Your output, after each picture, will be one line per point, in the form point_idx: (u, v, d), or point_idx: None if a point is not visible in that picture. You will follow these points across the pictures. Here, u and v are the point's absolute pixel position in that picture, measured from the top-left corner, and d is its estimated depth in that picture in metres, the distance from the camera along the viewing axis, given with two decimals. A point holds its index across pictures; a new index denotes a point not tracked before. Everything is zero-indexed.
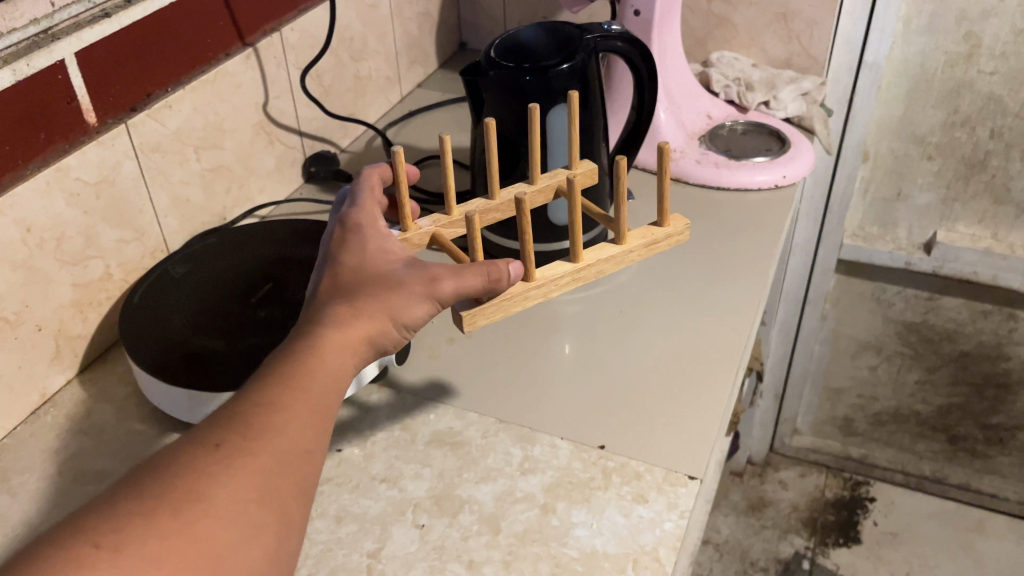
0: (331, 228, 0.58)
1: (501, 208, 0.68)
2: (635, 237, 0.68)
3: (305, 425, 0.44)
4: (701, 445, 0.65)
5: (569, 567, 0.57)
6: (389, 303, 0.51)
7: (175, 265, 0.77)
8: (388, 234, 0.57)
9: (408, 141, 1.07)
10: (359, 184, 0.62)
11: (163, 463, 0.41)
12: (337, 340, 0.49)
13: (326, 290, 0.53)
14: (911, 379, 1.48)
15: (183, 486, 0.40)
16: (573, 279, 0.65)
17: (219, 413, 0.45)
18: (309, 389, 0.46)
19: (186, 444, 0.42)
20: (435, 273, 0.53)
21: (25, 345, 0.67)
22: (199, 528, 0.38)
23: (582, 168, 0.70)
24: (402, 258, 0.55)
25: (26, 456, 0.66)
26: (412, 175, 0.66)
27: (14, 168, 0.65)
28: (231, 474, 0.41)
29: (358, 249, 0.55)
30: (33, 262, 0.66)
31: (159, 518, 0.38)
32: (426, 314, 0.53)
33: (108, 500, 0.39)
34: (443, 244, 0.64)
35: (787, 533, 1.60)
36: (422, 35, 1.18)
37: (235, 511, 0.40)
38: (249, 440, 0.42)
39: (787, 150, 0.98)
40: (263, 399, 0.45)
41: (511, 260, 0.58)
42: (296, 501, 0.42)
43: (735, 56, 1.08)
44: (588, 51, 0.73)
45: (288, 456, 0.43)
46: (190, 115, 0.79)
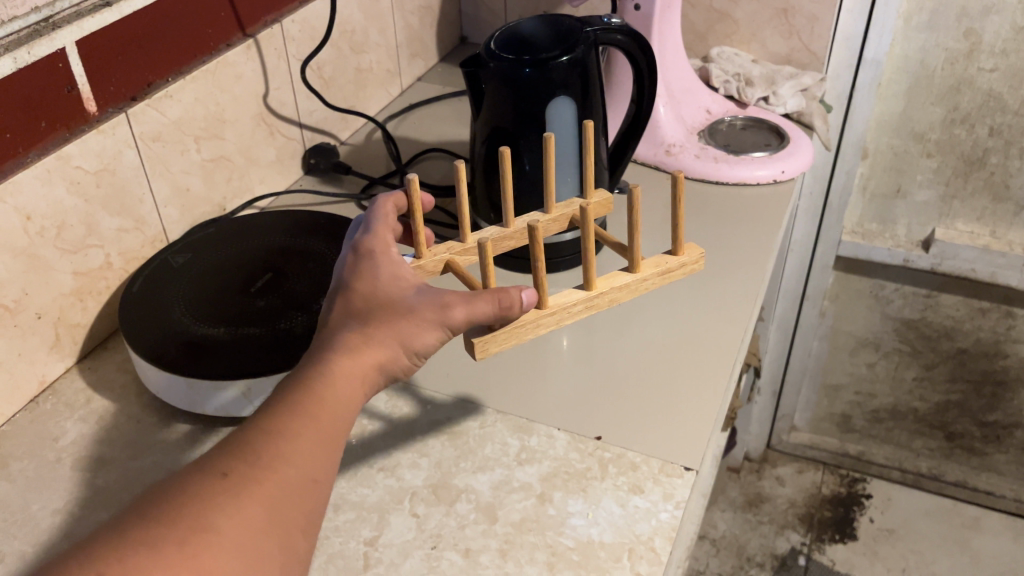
0: (344, 255, 0.57)
1: (514, 236, 0.68)
2: (649, 266, 0.67)
3: (313, 454, 0.45)
4: (698, 437, 0.65)
5: (564, 556, 0.57)
6: (400, 331, 0.51)
7: (175, 254, 0.77)
8: (401, 262, 0.55)
9: (409, 134, 1.07)
10: (373, 210, 0.60)
11: (173, 490, 0.43)
12: (347, 368, 0.49)
13: (338, 316, 0.52)
14: (909, 376, 1.49)
15: (191, 516, 0.41)
16: (585, 307, 0.64)
17: (229, 439, 0.46)
18: (320, 416, 0.46)
19: (195, 472, 0.44)
20: (446, 300, 0.52)
21: (25, 332, 0.68)
22: (206, 558, 0.40)
23: (597, 198, 0.70)
24: (414, 284, 0.54)
25: (24, 443, 0.67)
26: (428, 203, 0.65)
27: (14, 156, 0.65)
28: (238, 503, 0.42)
29: (370, 274, 0.54)
30: (34, 250, 0.67)
31: (167, 547, 0.39)
32: (437, 340, 0.52)
33: (119, 527, 0.40)
34: (456, 271, 0.63)
35: (784, 529, 1.60)
36: (423, 28, 1.18)
37: (242, 544, 0.41)
38: (256, 469, 0.44)
39: (786, 145, 0.98)
40: (271, 426, 0.46)
41: (524, 287, 0.57)
42: (302, 532, 0.44)
43: (735, 51, 1.08)
44: (587, 44, 0.73)
45: (295, 488, 0.44)
46: (191, 105, 0.80)
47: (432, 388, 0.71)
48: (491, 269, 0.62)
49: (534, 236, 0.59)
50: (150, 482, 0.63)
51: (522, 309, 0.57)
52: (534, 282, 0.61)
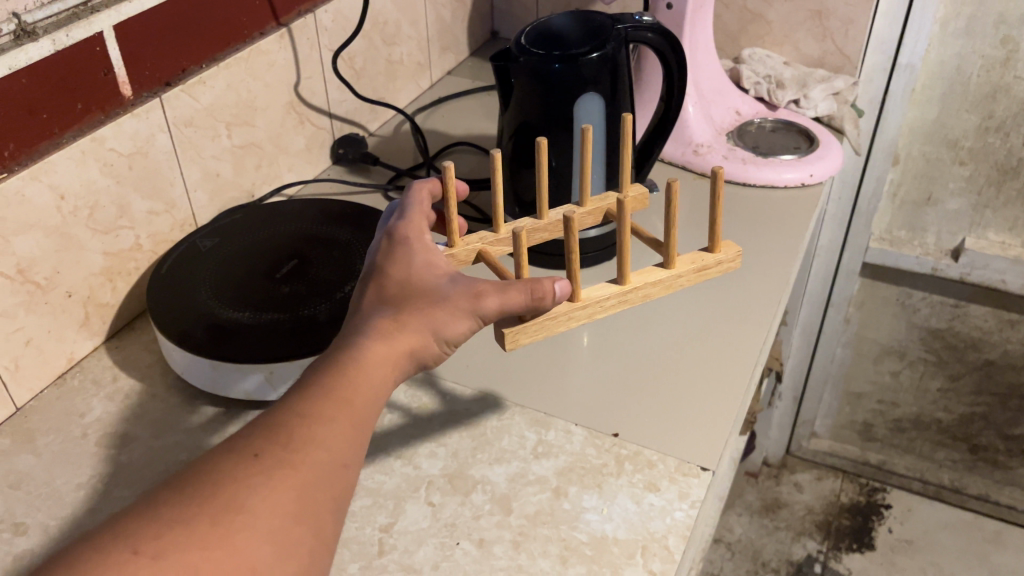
0: (377, 240, 0.57)
1: (548, 229, 0.67)
2: (685, 262, 0.66)
3: (345, 437, 0.46)
4: (716, 438, 0.65)
5: (578, 550, 0.57)
6: (432, 318, 0.51)
7: (204, 238, 0.78)
8: (434, 249, 0.55)
9: (437, 127, 1.08)
10: (407, 199, 0.60)
11: (207, 471, 0.43)
12: (378, 352, 0.49)
13: (371, 300, 0.53)
14: (933, 386, 1.47)
15: (224, 496, 0.41)
16: (618, 301, 0.63)
17: (262, 421, 0.46)
18: (351, 401, 0.47)
19: (229, 452, 0.44)
20: (479, 289, 0.52)
21: (56, 310, 0.69)
22: (237, 538, 0.40)
23: (634, 190, 0.67)
24: (447, 273, 0.54)
25: (51, 418, 0.68)
26: (462, 191, 0.64)
27: (50, 136, 0.66)
28: (271, 485, 0.42)
29: (405, 262, 0.54)
30: (66, 229, 0.68)
31: (199, 526, 0.40)
32: (468, 329, 0.52)
33: (153, 507, 0.41)
34: (488, 261, 0.63)
35: (801, 535, 1.59)
36: (454, 21, 1.19)
37: (274, 525, 0.41)
38: (288, 451, 0.44)
39: (816, 149, 0.97)
40: (303, 410, 0.46)
41: (557, 278, 0.56)
42: (332, 515, 0.44)
43: (767, 53, 1.07)
44: (618, 41, 0.73)
45: (326, 470, 0.44)
46: (224, 91, 0.81)
47: (452, 380, 0.72)
48: (524, 259, 0.61)
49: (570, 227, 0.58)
50: (172, 462, 0.64)
51: (556, 301, 0.56)
52: (567, 275, 0.60)
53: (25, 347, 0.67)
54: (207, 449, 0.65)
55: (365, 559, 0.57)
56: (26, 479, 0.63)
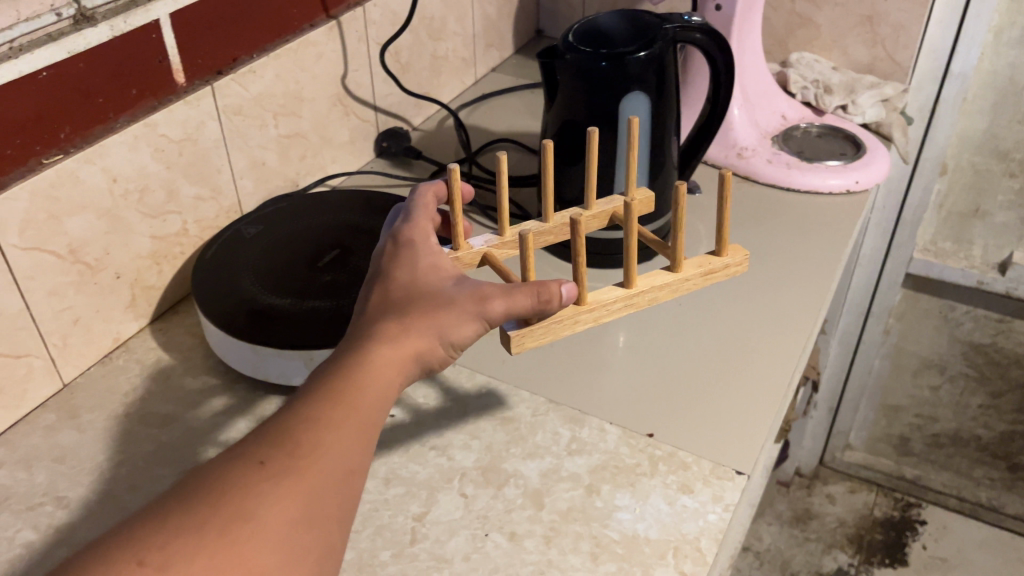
0: (383, 243, 0.57)
1: (554, 232, 0.66)
2: (691, 266, 0.65)
3: (350, 444, 0.44)
4: (753, 442, 0.64)
5: (609, 548, 0.57)
6: (437, 321, 0.49)
7: (248, 225, 0.79)
8: (440, 252, 0.55)
9: (480, 123, 1.08)
10: (412, 202, 0.61)
11: (210, 478, 0.42)
12: (382, 357, 0.47)
13: (376, 304, 0.51)
14: (973, 402, 1.44)
15: (228, 504, 0.41)
16: (625, 305, 0.62)
17: (266, 426, 0.45)
18: (356, 408, 0.45)
19: (233, 460, 0.43)
20: (486, 292, 0.51)
21: (104, 290, 0.70)
22: (244, 550, 0.39)
23: (639, 194, 0.67)
24: (455, 277, 0.53)
25: (96, 396, 0.69)
26: (468, 193, 0.64)
27: (105, 121, 0.68)
28: (277, 493, 0.41)
29: (410, 266, 0.53)
30: (117, 211, 0.69)
31: (205, 538, 0.39)
32: (475, 333, 0.51)
33: (156, 516, 0.40)
34: (492, 263, 0.62)
35: (832, 548, 1.57)
36: (500, 19, 1.19)
37: (279, 534, 0.40)
38: (294, 460, 0.43)
39: (862, 155, 0.96)
40: (309, 414, 0.45)
41: (564, 281, 0.54)
42: (338, 522, 0.43)
43: (816, 58, 1.06)
44: (666, 41, 0.72)
45: (333, 478, 0.43)
46: (273, 81, 0.82)
47: (488, 374, 0.72)
48: (529, 261, 0.60)
49: (576, 228, 0.58)
50: (210, 444, 0.65)
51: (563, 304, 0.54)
52: (574, 277, 0.60)
53: (73, 326, 0.69)
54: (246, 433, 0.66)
55: (397, 546, 0.58)
56: (69, 455, 0.64)
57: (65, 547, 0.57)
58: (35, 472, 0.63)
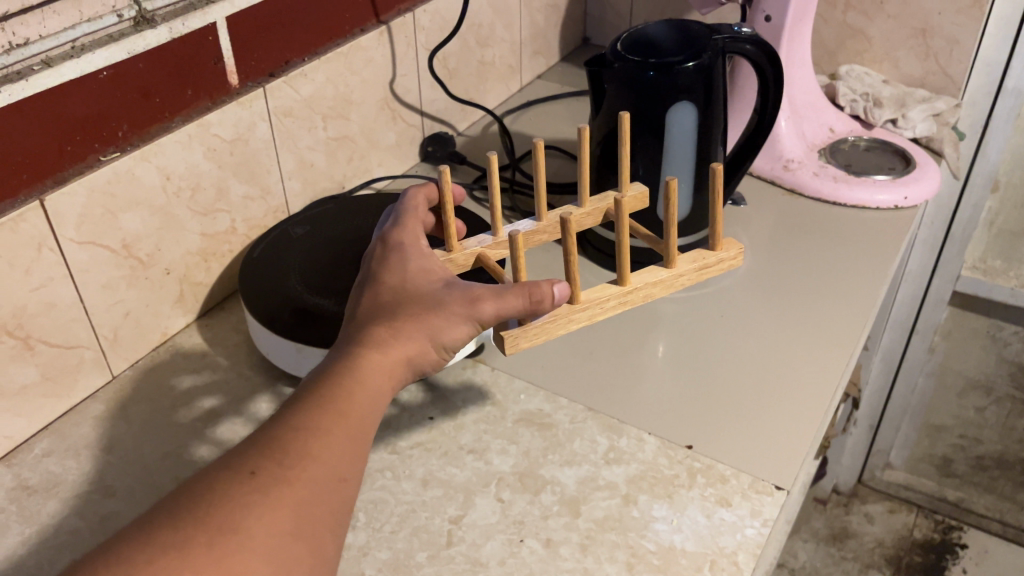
0: (372, 246, 0.59)
1: (547, 231, 0.68)
2: (686, 262, 0.66)
3: (343, 449, 0.45)
4: (792, 458, 0.63)
5: (645, 558, 0.57)
6: (429, 324, 0.51)
7: (295, 225, 0.81)
8: (430, 256, 0.57)
9: (524, 130, 1.09)
10: (402, 204, 0.62)
11: (200, 490, 0.42)
12: (376, 361, 0.49)
13: (368, 308, 0.53)
14: (1020, 425, 1.41)
15: (219, 516, 0.40)
16: (618, 303, 0.63)
17: (256, 436, 0.45)
18: (348, 412, 0.46)
19: (222, 471, 0.43)
20: (476, 294, 0.52)
21: (154, 285, 0.72)
22: (235, 560, 0.39)
23: (632, 191, 0.68)
24: (444, 279, 0.55)
25: (143, 389, 0.71)
26: (458, 195, 0.65)
27: (161, 120, 0.70)
28: (267, 503, 0.41)
29: (399, 268, 0.55)
30: (169, 208, 0.71)
31: (195, 550, 0.39)
32: (467, 334, 0.52)
33: (145, 529, 0.40)
34: (486, 263, 0.64)
35: (869, 568, 1.55)
36: (547, 26, 1.20)
37: (270, 545, 0.40)
38: (285, 468, 0.43)
39: (912, 170, 0.95)
40: (300, 422, 0.45)
41: (556, 281, 0.56)
42: (329, 531, 0.43)
43: (866, 70, 1.05)
44: (715, 51, 0.72)
45: (324, 485, 0.43)
46: (323, 84, 0.83)
47: (526, 380, 0.72)
48: (521, 261, 0.61)
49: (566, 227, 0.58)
50: None
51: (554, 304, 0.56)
52: (566, 277, 0.61)
53: (124, 319, 0.71)
54: None
55: (433, 548, 0.58)
56: (117, 446, 0.66)
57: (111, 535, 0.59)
58: (84, 461, 0.65)
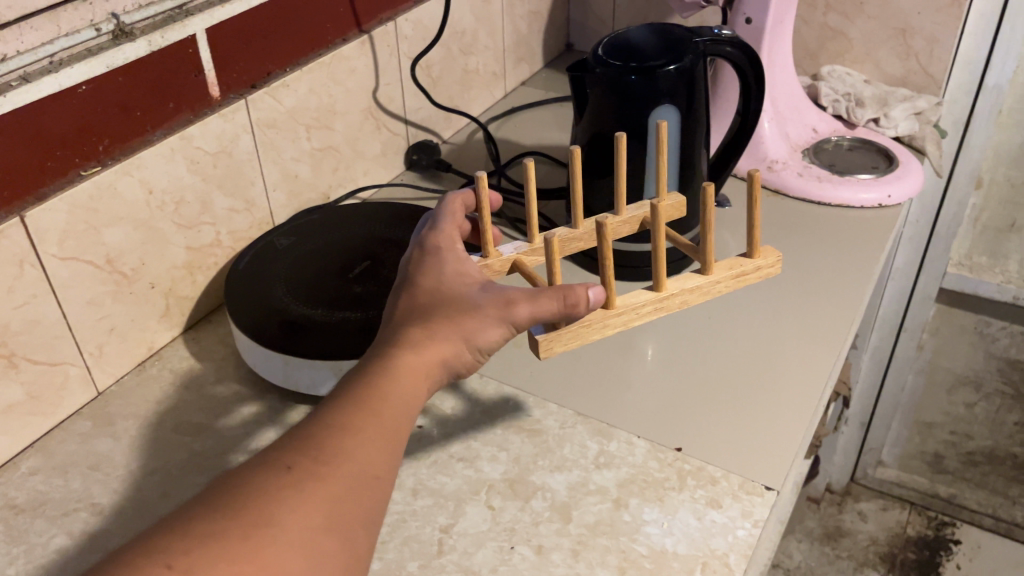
0: (410, 250, 0.58)
1: (583, 237, 0.67)
2: (722, 269, 0.65)
3: (377, 451, 0.45)
4: (783, 457, 0.64)
5: (637, 562, 0.57)
6: (463, 327, 0.50)
7: (280, 237, 0.80)
8: (465, 260, 0.57)
9: (509, 136, 1.09)
10: (440, 208, 0.62)
11: (237, 484, 0.42)
12: (410, 362, 0.48)
13: (403, 311, 0.53)
14: (1009, 420, 1.42)
15: (255, 510, 0.41)
16: (654, 309, 0.63)
17: (293, 434, 0.45)
18: (383, 413, 0.46)
19: (259, 467, 0.43)
20: (511, 296, 0.52)
21: (139, 300, 0.72)
22: (268, 554, 0.39)
23: (670, 200, 0.67)
24: (480, 282, 0.54)
25: (129, 404, 0.70)
26: (496, 201, 0.65)
27: (142, 133, 0.69)
28: (302, 499, 0.42)
29: (435, 273, 0.55)
30: (153, 222, 0.71)
31: (229, 542, 0.39)
32: (501, 337, 0.51)
33: (184, 520, 0.40)
34: (521, 269, 0.63)
35: (863, 566, 1.55)
36: (530, 33, 1.20)
37: (304, 541, 0.40)
38: (320, 464, 0.43)
39: (895, 169, 0.95)
40: (335, 421, 0.45)
41: (592, 285, 0.54)
42: (363, 529, 0.43)
43: (848, 71, 1.06)
44: (696, 54, 0.73)
45: (358, 483, 0.43)
46: (306, 95, 0.83)
47: (516, 387, 0.72)
48: (556, 265, 0.62)
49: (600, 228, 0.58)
50: (240, 455, 0.66)
51: (590, 308, 0.54)
52: (602, 281, 0.61)
53: (109, 334, 0.70)
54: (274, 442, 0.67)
55: (425, 558, 0.58)
56: (104, 462, 0.65)
57: (99, 552, 0.58)
58: (70, 479, 0.64)
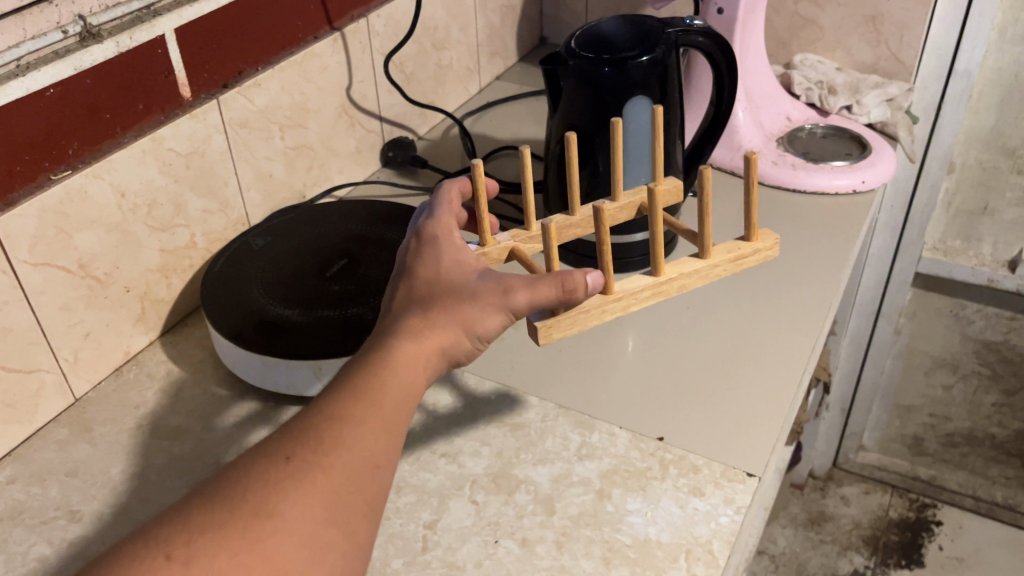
0: (408, 239, 0.58)
1: (581, 224, 0.67)
2: (721, 252, 0.66)
3: (376, 441, 0.45)
4: (765, 443, 0.64)
5: (621, 552, 0.57)
6: (461, 315, 0.50)
7: (255, 237, 0.80)
8: (464, 248, 0.56)
9: (485, 131, 1.09)
10: (437, 197, 0.61)
11: (236, 475, 0.43)
12: (408, 352, 0.48)
13: (402, 300, 0.52)
14: (987, 401, 1.43)
15: (254, 502, 0.41)
16: (653, 293, 0.63)
17: (292, 424, 0.46)
18: (383, 402, 0.46)
19: (258, 458, 0.44)
20: (509, 283, 0.51)
21: (114, 304, 0.71)
22: (267, 544, 0.40)
23: (668, 184, 0.67)
24: (477, 269, 0.54)
25: (107, 410, 0.70)
26: (492, 189, 0.65)
27: (112, 136, 0.68)
28: (300, 489, 0.42)
29: (433, 261, 0.54)
30: (126, 226, 0.70)
31: (229, 532, 0.40)
32: (500, 324, 0.51)
33: (184, 512, 0.41)
34: (519, 257, 0.63)
35: (847, 550, 1.56)
36: (503, 27, 1.20)
37: (304, 531, 0.41)
38: (319, 454, 0.43)
39: (868, 155, 0.96)
40: (334, 411, 0.46)
41: (591, 271, 0.54)
42: (363, 518, 0.43)
43: (819, 59, 1.06)
44: (668, 44, 0.73)
45: (357, 473, 0.44)
46: (278, 93, 0.82)
47: (497, 382, 0.72)
48: (553, 250, 0.61)
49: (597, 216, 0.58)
50: (221, 458, 0.65)
51: (589, 295, 0.54)
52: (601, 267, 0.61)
53: (84, 340, 0.69)
54: (255, 443, 0.66)
55: (409, 555, 0.58)
56: (82, 469, 0.64)
57: (80, 560, 0.57)
58: (48, 487, 0.63)
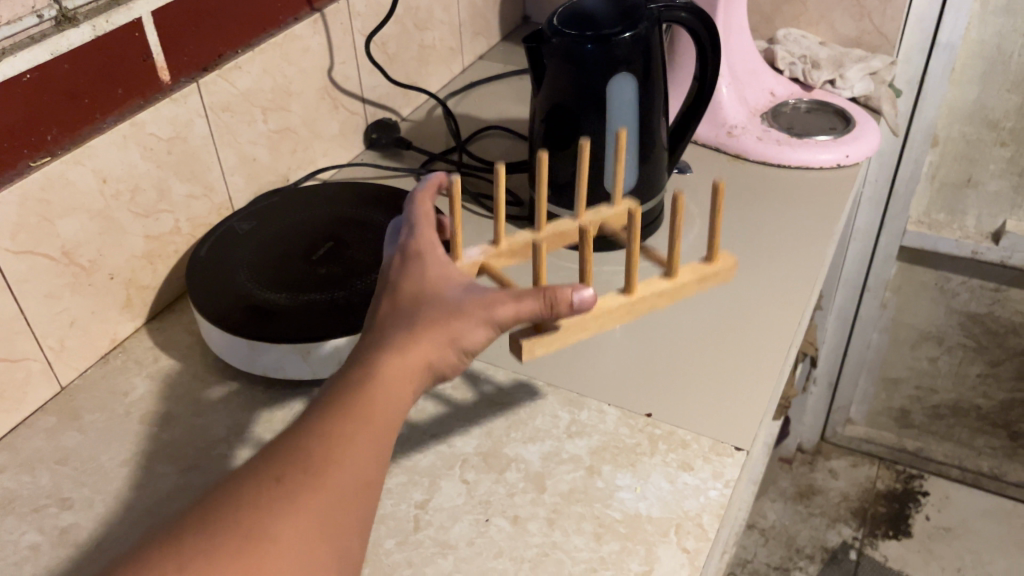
0: (390, 255, 0.56)
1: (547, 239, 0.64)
2: (686, 274, 0.63)
3: (366, 454, 0.46)
4: (752, 417, 0.64)
5: (612, 527, 0.57)
6: (444, 328, 0.50)
7: (240, 222, 0.79)
8: (448, 261, 0.55)
9: (469, 111, 1.08)
10: (413, 211, 0.58)
11: (231, 495, 0.44)
12: (392, 367, 0.48)
13: (386, 316, 0.52)
14: (972, 372, 1.45)
15: (246, 520, 0.42)
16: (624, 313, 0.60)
17: (285, 442, 0.46)
18: (370, 419, 0.46)
19: (251, 475, 0.44)
20: (492, 297, 0.51)
21: (99, 291, 0.70)
22: (258, 562, 0.40)
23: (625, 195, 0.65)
24: (460, 282, 0.53)
25: (94, 397, 0.69)
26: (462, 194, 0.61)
27: (92, 121, 0.68)
28: (290, 506, 0.42)
29: (416, 276, 0.53)
30: (109, 212, 0.69)
31: (221, 550, 0.40)
32: (487, 338, 0.51)
33: (179, 531, 0.42)
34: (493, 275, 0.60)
35: (836, 522, 1.57)
36: (486, 6, 1.19)
37: (295, 548, 0.41)
38: (309, 473, 0.44)
39: (852, 129, 0.96)
40: (323, 429, 0.46)
41: (582, 286, 0.51)
42: (355, 532, 0.44)
43: (803, 33, 1.06)
44: (651, 20, 0.72)
45: (347, 489, 0.44)
46: (260, 76, 0.82)
47: (485, 362, 0.72)
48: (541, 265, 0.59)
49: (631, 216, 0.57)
50: (210, 443, 0.65)
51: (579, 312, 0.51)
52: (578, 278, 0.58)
53: (70, 328, 0.69)
54: (244, 427, 0.66)
55: (402, 534, 0.58)
56: (72, 456, 0.64)
57: (72, 548, 0.57)
58: (38, 475, 0.63)
